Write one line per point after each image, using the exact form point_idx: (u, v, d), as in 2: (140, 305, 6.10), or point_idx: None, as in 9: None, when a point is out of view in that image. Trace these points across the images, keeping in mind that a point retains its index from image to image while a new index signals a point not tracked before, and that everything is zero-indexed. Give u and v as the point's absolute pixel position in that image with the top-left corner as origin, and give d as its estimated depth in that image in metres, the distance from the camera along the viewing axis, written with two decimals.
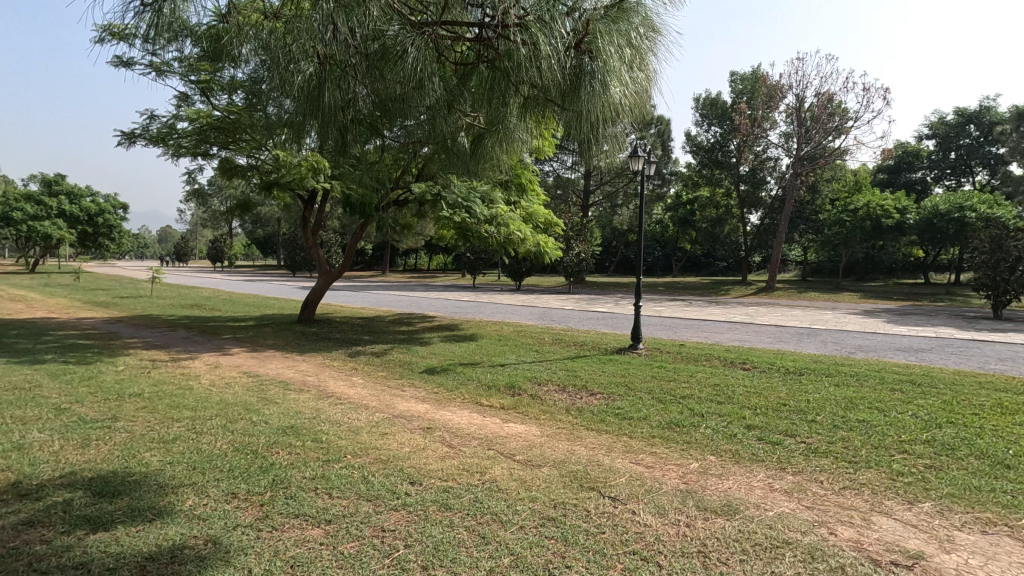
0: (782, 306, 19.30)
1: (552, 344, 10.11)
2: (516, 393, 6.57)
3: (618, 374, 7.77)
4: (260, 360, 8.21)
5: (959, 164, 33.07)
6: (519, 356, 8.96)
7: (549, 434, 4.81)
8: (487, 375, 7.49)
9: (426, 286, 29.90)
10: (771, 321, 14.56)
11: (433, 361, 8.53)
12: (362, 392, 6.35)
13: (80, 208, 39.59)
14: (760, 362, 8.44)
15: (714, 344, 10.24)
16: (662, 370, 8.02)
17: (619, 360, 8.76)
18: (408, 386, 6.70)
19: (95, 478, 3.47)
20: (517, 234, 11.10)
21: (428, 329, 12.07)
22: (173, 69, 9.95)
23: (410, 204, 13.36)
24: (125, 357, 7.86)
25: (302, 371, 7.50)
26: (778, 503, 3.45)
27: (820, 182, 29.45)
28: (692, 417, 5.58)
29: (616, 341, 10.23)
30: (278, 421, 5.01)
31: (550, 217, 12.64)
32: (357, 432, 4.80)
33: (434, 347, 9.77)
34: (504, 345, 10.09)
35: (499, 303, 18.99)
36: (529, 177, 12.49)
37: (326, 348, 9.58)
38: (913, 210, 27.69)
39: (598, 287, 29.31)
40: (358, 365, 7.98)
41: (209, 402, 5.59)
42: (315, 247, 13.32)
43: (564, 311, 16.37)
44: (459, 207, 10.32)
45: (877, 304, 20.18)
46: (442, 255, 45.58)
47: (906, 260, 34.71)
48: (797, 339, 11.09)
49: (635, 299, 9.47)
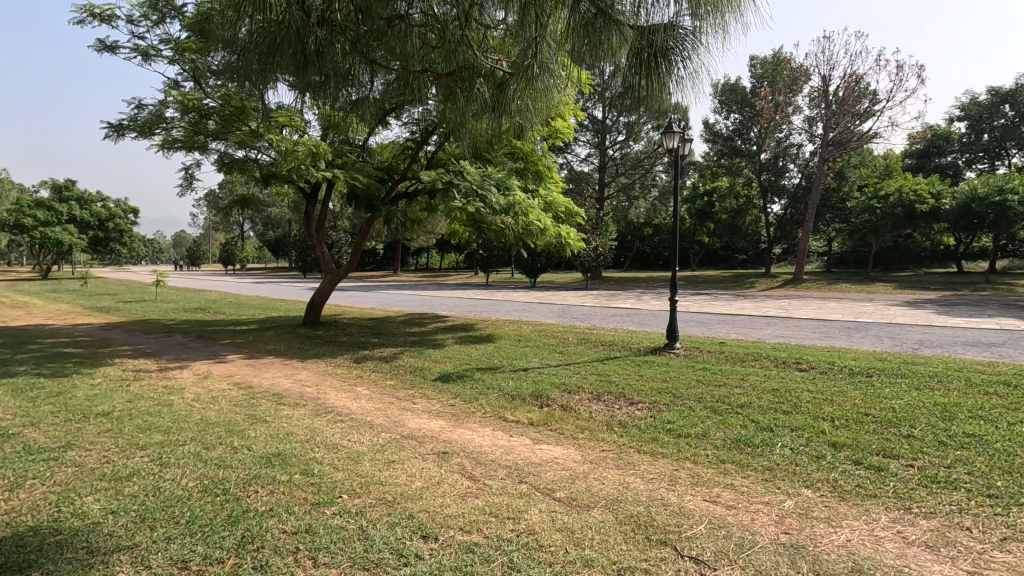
0: (815, 298, 18.17)
1: (577, 344, 9.18)
2: (546, 405, 5.66)
3: (658, 378, 6.81)
4: (256, 369, 7.40)
5: (992, 147, 31.24)
6: (543, 359, 8.06)
7: (592, 460, 3.91)
8: (509, 382, 6.59)
9: (438, 285, 29.10)
10: (810, 315, 13.50)
11: (448, 366, 7.65)
12: (366, 406, 5.49)
13: (90, 214, 39.34)
14: (818, 361, 7.44)
15: (758, 341, 9.23)
16: (707, 372, 7.06)
17: (655, 361, 7.80)
18: (420, 397, 5.82)
19: (7, 541, 2.65)
20: (536, 224, 10.23)
21: (441, 331, 11.19)
22: (160, 53, 9.20)
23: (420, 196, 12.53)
24: (107, 368, 7.09)
25: (301, 381, 6.66)
26: (925, 566, 2.52)
27: (847, 167, 28.16)
28: (760, 432, 4.62)
29: (648, 340, 9.27)
30: (263, 447, 4.16)
31: (570, 205, 11.67)
32: (358, 460, 3.94)
33: (448, 350, 8.88)
34: (524, 346, 9.16)
35: (515, 301, 18.08)
36: (547, 164, 11.75)
37: (330, 353, 8.73)
38: (949, 194, 26.27)
39: (616, 282, 28.28)
40: (364, 372, 7.12)
41: (185, 423, 4.76)
42: (320, 245, 12.46)
43: (584, 308, 15.43)
44: (474, 196, 9.36)
45: (917, 295, 18.95)
46: (453, 253, 44.80)
47: (937, 248, 33.30)
48: (847, 334, 10.03)
49: (672, 293, 8.49)
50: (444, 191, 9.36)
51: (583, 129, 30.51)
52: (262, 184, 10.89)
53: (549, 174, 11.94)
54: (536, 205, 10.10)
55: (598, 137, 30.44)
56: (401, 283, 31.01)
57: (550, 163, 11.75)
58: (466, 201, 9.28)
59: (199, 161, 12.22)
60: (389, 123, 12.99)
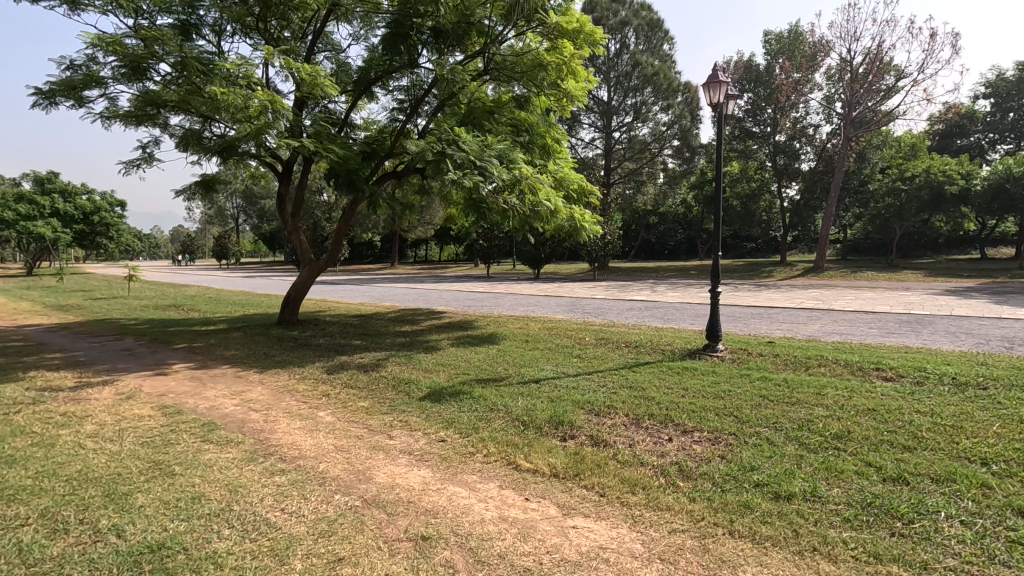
0: (843, 288, 16.66)
1: (596, 346, 7.65)
2: (570, 438, 4.20)
3: (709, 395, 5.28)
4: (200, 384, 5.88)
5: (1018, 127, 29.50)
6: (558, 367, 6.54)
7: (665, 560, 2.41)
8: (519, 400, 5.11)
9: (436, 278, 27.64)
10: (850, 306, 11.97)
11: (440, 378, 6.12)
12: (325, 443, 3.98)
13: (76, 207, 37.86)
14: (903, 368, 5.92)
15: (811, 340, 7.75)
16: (768, 384, 5.55)
17: (697, 369, 6.28)
18: (400, 427, 4.33)
19: None
20: (546, 205, 8.67)
21: (435, 329, 9.72)
22: (91, 3, 7.63)
23: (411, 175, 11.02)
24: (6, 387, 5.57)
25: (248, 403, 5.10)
26: None
27: (870, 148, 26.43)
28: (905, 492, 3.08)
29: (682, 340, 7.77)
30: (140, 532, 2.66)
31: (584, 182, 9.94)
32: (286, 559, 2.45)
33: (442, 356, 7.33)
34: (533, 349, 7.66)
35: (518, 294, 16.57)
36: (555, 137, 10.49)
37: (300, 361, 7.18)
38: (978, 175, 24.69)
39: (625, 273, 26.69)
40: (334, 389, 5.59)
41: (49, 481, 3.25)
42: (297, 233, 10.84)
43: (595, 301, 13.88)
44: (471, 168, 7.78)
45: (954, 283, 17.41)
46: (452, 244, 43.38)
47: (955, 234, 32.04)
48: (912, 329, 8.52)
49: (713, 284, 6.98)
50: (436, 163, 7.75)
51: (588, 111, 28.96)
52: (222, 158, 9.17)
53: (557, 149, 10.58)
54: (547, 181, 8.56)
55: (604, 119, 28.88)
56: (396, 277, 29.51)
57: (558, 135, 10.33)
58: (463, 176, 7.71)
59: (159, 139, 10.64)
60: (376, 95, 11.53)
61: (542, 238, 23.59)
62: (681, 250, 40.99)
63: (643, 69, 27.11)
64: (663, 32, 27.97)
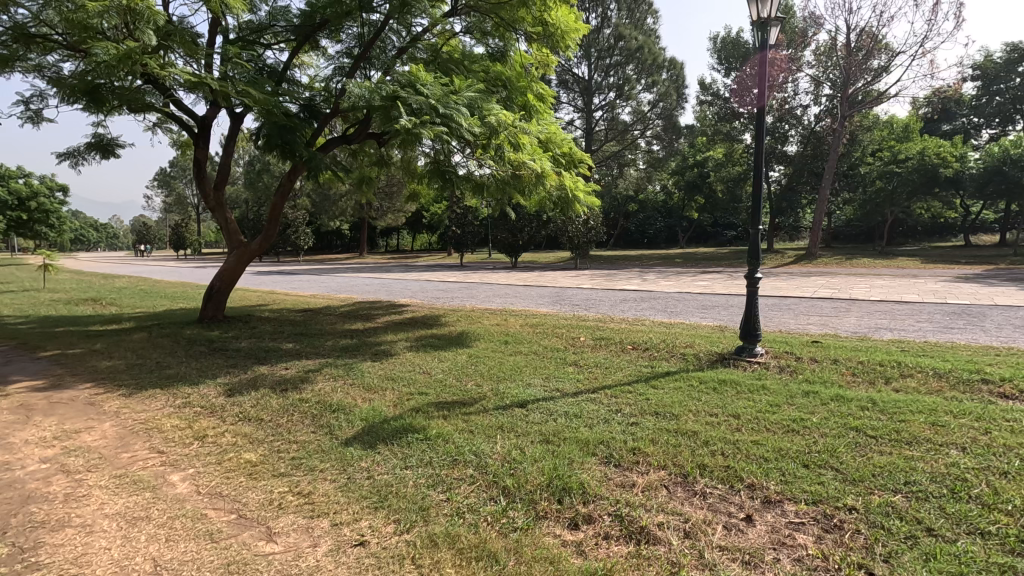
0: (845, 275, 15.40)
1: (595, 350, 5.91)
2: (588, 522, 2.54)
3: (777, 427, 3.63)
4: (19, 419, 3.92)
5: (1004, 110, 28.88)
6: (551, 382, 4.77)
7: None
8: (501, 446, 3.37)
9: (405, 267, 25.60)
10: (870, 295, 10.57)
11: (384, 403, 4.30)
12: (141, 558, 2.15)
13: (10, 191, 33.84)
14: (1021, 379, 4.32)
15: (864, 339, 6.17)
16: (851, 409, 3.90)
17: (738, 383, 4.63)
18: (298, 510, 2.53)
19: None
20: (528, 166, 6.84)
21: (391, 328, 7.88)
22: None
23: (363, 138, 9.08)
24: None
25: (67, 457, 3.19)
26: None
27: (861, 130, 25.33)
28: None
29: (704, 340, 6.12)
30: None
31: (574, 147, 8.20)
32: None
33: (393, 366, 5.50)
34: (515, 354, 5.92)
35: (494, 284, 14.77)
36: (539, 92, 8.73)
37: (197, 375, 5.24)
38: (972, 158, 23.80)
39: (608, 262, 25.05)
40: (221, 425, 3.71)
41: None
42: (221, 210, 8.73)
43: (582, 292, 12.20)
44: (432, 115, 5.94)
45: (959, 270, 16.34)
46: (426, 232, 41.32)
47: (938, 221, 31.51)
48: (971, 323, 7.05)
49: (752, 268, 5.33)
50: (385, 109, 5.90)
51: (567, 88, 27.19)
52: (103, 104, 6.96)
53: (542, 108, 8.78)
54: (531, 136, 6.82)
55: (584, 98, 27.11)
56: (362, 267, 27.43)
57: (542, 91, 8.57)
58: (420, 125, 5.84)
59: (45, 91, 8.52)
60: (322, 48, 9.61)
61: (520, 223, 21.82)
62: (660, 238, 39.88)
63: (626, 42, 25.39)
64: (647, 4, 26.23)
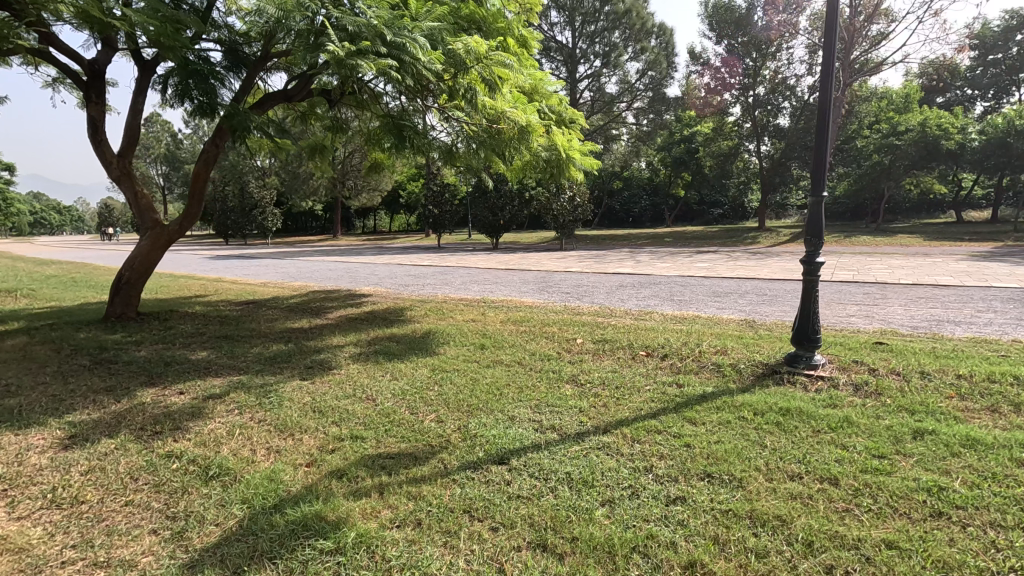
0: (853, 255, 14.20)
1: (597, 359, 4.51)
2: None
3: (908, 509, 2.25)
4: None
5: (1000, 82, 27.99)
6: (544, 415, 3.36)
7: None
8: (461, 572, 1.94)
9: (377, 250, 23.85)
10: (897, 277, 9.29)
11: (291, 463, 2.82)
12: None
13: None
14: None
15: (938, 339, 4.81)
16: (1005, 468, 2.53)
17: (810, 413, 3.26)
18: None
19: None
20: (509, 118, 5.32)
21: (339, 326, 6.36)
22: None
23: (305, 92, 7.41)
24: None
25: None
26: None
27: (858, 101, 24.05)
28: None
29: (739, 343, 4.72)
30: None
31: (565, 100, 6.69)
32: None
33: (326, 389, 4.01)
34: (490, 365, 4.49)
35: (472, 269, 13.23)
36: (521, 35, 7.15)
37: (40, 411, 3.67)
38: (973, 129, 22.74)
39: (594, 242, 23.60)
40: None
41: None
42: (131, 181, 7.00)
43: (571, 277, 10.76)
44: (374, 41, 4.35)
45: (971, 249, 15.25)
46: (403, 213, 39.49)
47: (928, 197, 30.70)
48: None
49: (811, 250, 3.96)
50: (310, 35, 4.32)
51: (549, 56, 25.29)
52: None
53: (524, 55, 7.24)
54: (512, 75, 5.29)
55: (568, 66, 25.18)
56: (331, 249, 25.53)
57: (525, 35, 7.03)
58: (358, 55, 4.27)
59: None
60: None
61: (500, 201, 20.22)
62: (645, 218, 38.40)
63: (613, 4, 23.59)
64: None
